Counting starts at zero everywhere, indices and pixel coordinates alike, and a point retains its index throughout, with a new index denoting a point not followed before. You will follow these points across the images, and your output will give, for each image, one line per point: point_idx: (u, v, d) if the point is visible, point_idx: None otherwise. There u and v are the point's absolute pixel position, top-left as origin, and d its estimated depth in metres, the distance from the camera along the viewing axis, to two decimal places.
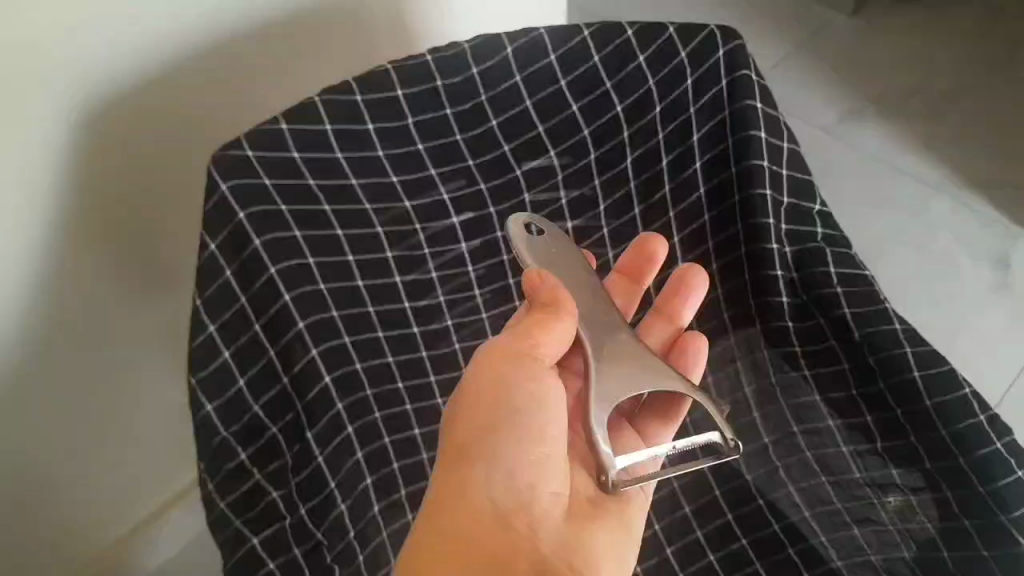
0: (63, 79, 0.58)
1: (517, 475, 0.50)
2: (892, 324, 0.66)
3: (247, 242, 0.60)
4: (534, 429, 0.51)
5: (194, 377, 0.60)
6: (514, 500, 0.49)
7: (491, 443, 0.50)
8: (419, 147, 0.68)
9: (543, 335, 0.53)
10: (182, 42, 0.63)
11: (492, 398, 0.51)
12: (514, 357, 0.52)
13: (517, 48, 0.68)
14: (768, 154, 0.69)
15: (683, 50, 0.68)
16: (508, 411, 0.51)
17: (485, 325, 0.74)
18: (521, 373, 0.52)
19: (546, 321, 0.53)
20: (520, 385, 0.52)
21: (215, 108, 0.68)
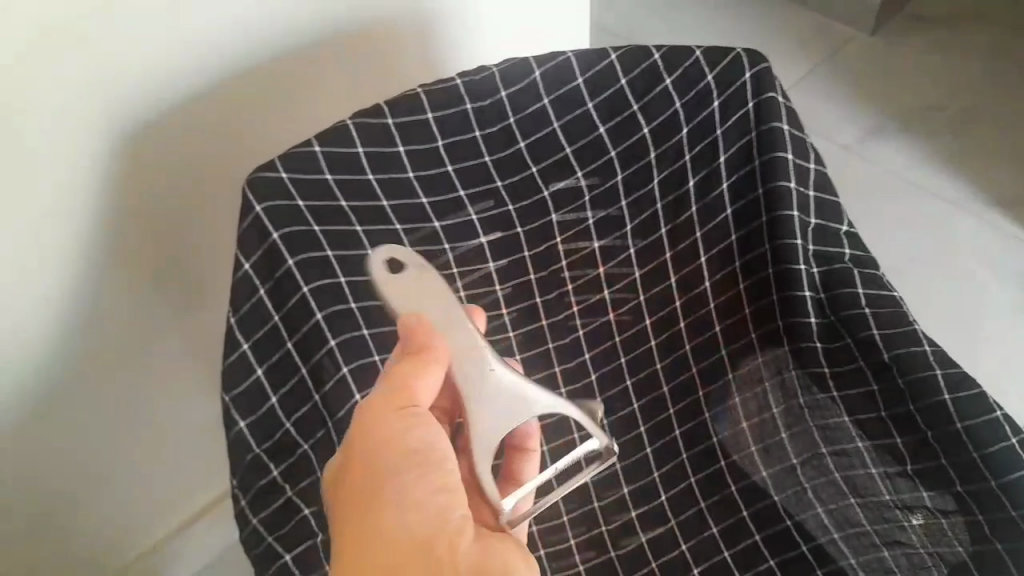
0: (101, 97, 0.61)
1: (419, 510, 0.49)
2: (921, 346, 0.64)
3: (281, 262, 0.61)
4: (427, 463, 0.51)
5: (228, 395, 0.61)
6: (433, 526, 0.48)
7: (383, 490, 0.49)
8: (448, 169, 0.69)
9: (420, 375, 0.52)
10: (216, 65, 0.66)
11: (378, 449, 0.50)
12: (395, 404, 0.51)
13: (545, 72, 0.69)
14: (796, 176, 0.68)
15: (710, 73, 0.68)
16: (401, 455, 0.50)
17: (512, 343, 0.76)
18: (402, 418, 0.51)
19: (400, 366, 0.52)
20: (406, 429, 0.51)
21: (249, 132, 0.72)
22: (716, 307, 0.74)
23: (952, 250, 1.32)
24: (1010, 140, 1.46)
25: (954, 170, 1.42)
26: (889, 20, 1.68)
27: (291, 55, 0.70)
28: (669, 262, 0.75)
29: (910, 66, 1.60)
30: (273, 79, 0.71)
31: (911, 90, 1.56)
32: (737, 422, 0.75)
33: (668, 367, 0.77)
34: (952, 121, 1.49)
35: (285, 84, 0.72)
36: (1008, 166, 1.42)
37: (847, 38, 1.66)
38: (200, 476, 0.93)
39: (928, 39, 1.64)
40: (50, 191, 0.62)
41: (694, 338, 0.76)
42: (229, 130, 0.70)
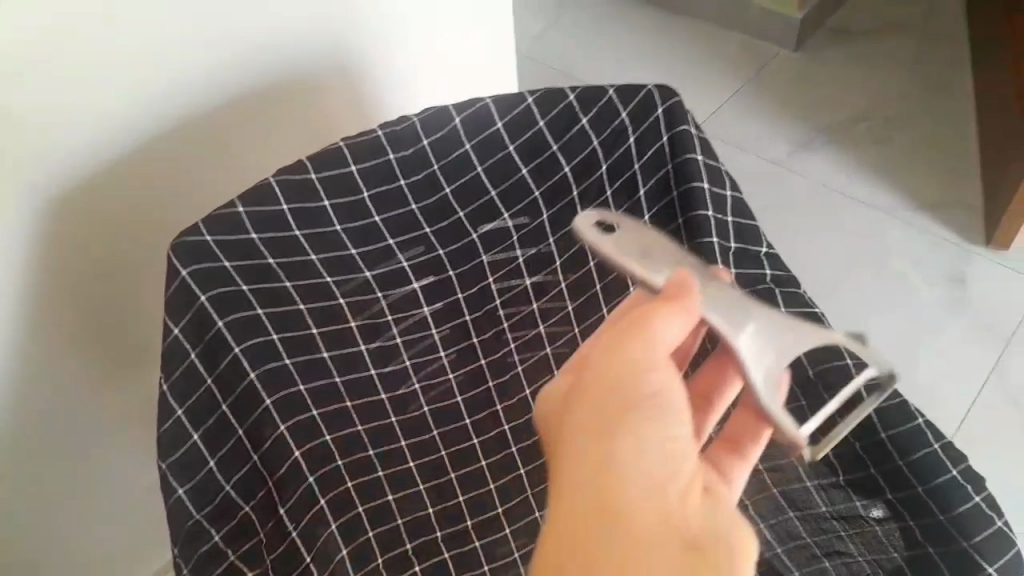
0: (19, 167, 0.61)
1: (630, 463, 0.40)
2: (843, 358, 0.68)
3: (210, 324, 0.61)
4: (659, 404, 0.43)
5: (165, 462, 0.61)
6: (659, 479, 0.40)
7: (599, 444, 0.41)
8: (375, 219, 0.70)
9: (656, 320, 0.46)
10: (134, 125, 0.66)
11: (629, 384, 0.43)
12: (629, 340, 0.45)
13: (464, 119, 0.71)
14: (713, 204, 0.71)
15: (625, 111, 0.71)
16: (634, 397, 0.43)
17: (453, 386, 0.74)
18: (621, 361, 0.44)
19: (658, 306, 0.46)
20: (621, 377, 0.44)
21: (177, 196, 0.73)
22: None
23: (883, 255, 1.36)
24: (929, 146, 1.52)
25: (879, 179, 1.48)
26: (807, 37, 1.74)
27: (213, 112, 0.71)
28: (600, 295, 0.77)
29: (830, 80, 1.66)
30: (197, 140, 0.72)
31: (833, 104, 1.61)
32: None
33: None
34: (873, 131, 1.55)
35: (210, 143, 0.73)
36: (929, 172, 1.48)
37: (769, 57, 1.71)
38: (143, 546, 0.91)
39: (845, 54, 1.70)
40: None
41: None
42: (158, 194, 0.71)
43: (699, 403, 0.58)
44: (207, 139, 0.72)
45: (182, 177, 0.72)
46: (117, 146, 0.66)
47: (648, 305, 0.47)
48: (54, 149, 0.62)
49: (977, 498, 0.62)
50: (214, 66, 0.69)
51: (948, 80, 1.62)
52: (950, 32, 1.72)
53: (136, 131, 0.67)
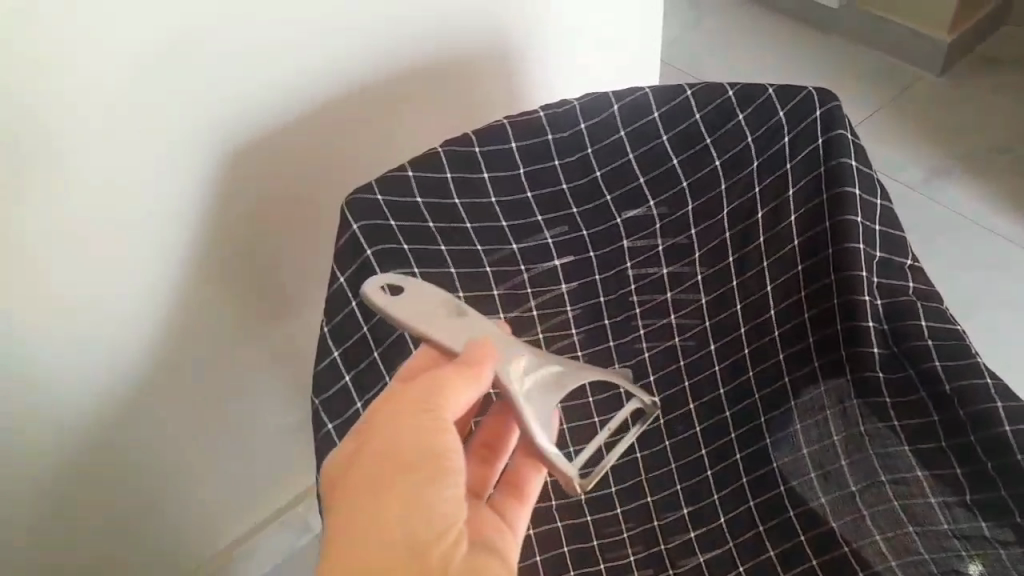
0: (214, 114, 0.67)
1: (433, 510, 0.48)
2: (984, 378, 0.66)
3: (373, 276, 0.66)
4: (440, 466, 0.49)
5: (319, 399, 0.66)
6: (426, 535, 0.47)
7: (401, 484, 0.49)
8: (528, 195, 0.74)
9: (452, 395, 0.52)
10: (315, 84, 0.72)
11: (402, 449, 0.50)
12: (413, 409, 0.51)
13: (622, 107, 0.73)
14: (863, 212, 0.70)
15: (781, 110, 0.72)
16: (413, 457, 0.49)
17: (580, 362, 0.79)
18: (416, 428, 0.50)
19: (454, 378, 0.52)
20: (413, 440, 0.50)
21: (346, 157, 0.79)
22: (781, 335, 0.76)
23: (1019, 292, 1.31)
24: None
25: (1021, 213, 1.42)
26: (957, 61, 1.69)
27: (381, 83, 0.77)
28: (735, 290, 0.78)
29: (977, 108, 1.60)
30: (364, 107, 0.77)
31: (978, 132, 1.56)
32: (798, 448, 0.76)
33: (730, 393, 0.79)
34: (1019, 164, 1.49)
35: (376, 112, 0.78)
36: None
37: (911, 79, 1.67)
38: (271, 484, 0.99)
39: (995, 82, 1.64)
40: (171, 200, 0.69)
41: (758, 364, 0.78)
42: (320, 156, 0.77)
43: (484, 454, 0.64)
44: (373, 107, 0.78)
45: (343, 140, 0.78)
46: (298, 106, 0.72)
47: (463, 368, 0.53)
48: (252, 105, 0.69)
49: None
50: (392, 40, 0.75)
51: None
52: None
53: (316, 95, 0.72)
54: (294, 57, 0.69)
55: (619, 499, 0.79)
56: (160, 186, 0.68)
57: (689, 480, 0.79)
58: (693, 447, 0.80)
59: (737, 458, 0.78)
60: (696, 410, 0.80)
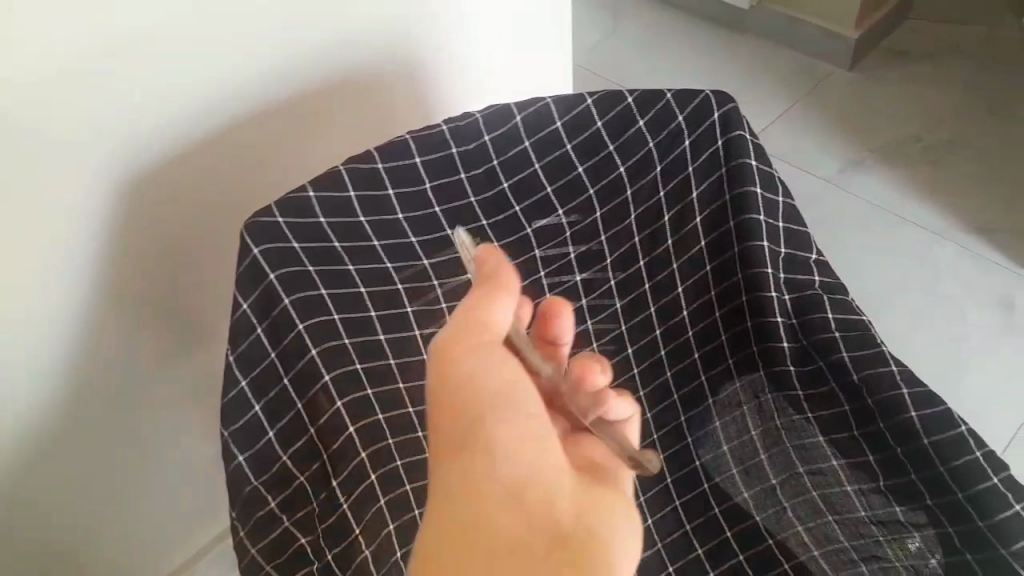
0: (104, 141, 0.64)
1: (516, 455, 0.46)
2: (889, 366, 0.67)
3: (277, 301, 0.65)
4: (516, 398, 0.49)
5: (226, 430, 0.65)
6: (516, 487, 0.45)
7: (482, 435, 0.46)
8: (436, 210, 0.74)
9: (489, 311, 0.50)
10: (216, 107, 0.70)
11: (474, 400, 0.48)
12: (465, 338, 0.49)
13: (524, 118, 0.74)
14: (765, 210, 0.72)
15: (681, 114, 0.74)
16: (486, 395, 0.48)
17: None
18: (476, 362, 0.49)
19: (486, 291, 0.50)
20: (475, 376, 0.48)
21: (254, 180, 0.77)
22: (695, 335, 0.77)
23: (933, 277, 1.35)
24: (983, 170, 1.51)
25: (931, 200, 1.47)
26: (865, 56, 1.74)
27: (284, 104, 0.75)
28: (648, 293, 0.78)
29: (886, 101, 1.65)
30: (264, 132, 0.75)
31: (888, 124, 1.61)
32: (720, 444, 0.77)
33: (650, 395, 0.79)
34: (928, 154, 1.54)
35: (278, 137, 0.76)
36: (982, 196, 1.47)
37: (823, 76, 1.71)
38: (196, 520, 0.96)
39: (901, 75, 1.70)
40: (68, 236, 0.66)
41: (675, 365, 0.79)
42: (219, 186, 0.74)
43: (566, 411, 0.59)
44: (271, 133, 0.76)
45: (243, 168, 0.75)
46: (198, 134, 0.70)
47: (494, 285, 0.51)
48: (148, 137, 0.66)
49: (1019, 506, 0.62)
50: (293, 59, 0.73)
51: (1006, 106, 1.61)
52: (1010, 57, 1.71)
53: (215, 121, 0.70)
54: (193, 82, 0.67)
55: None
56: (53, 224, 0.65)
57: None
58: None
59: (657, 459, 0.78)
60: None
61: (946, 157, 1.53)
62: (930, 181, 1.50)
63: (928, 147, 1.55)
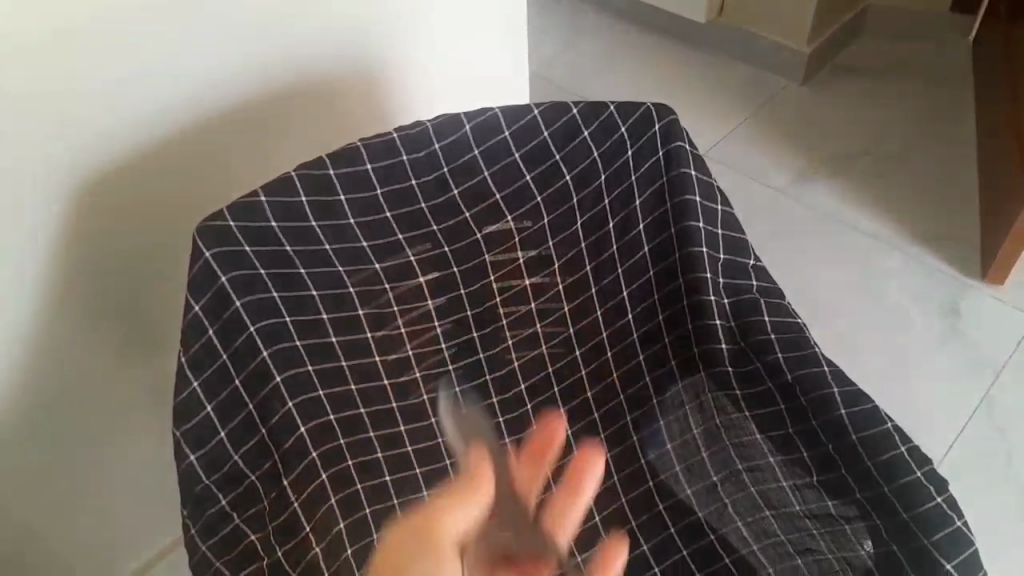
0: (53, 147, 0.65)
1: None
2: (820, 366, 0.71)
3: (229, 303, 0.66)
4: None
5: (178, 429, 0.65)
6: None
7: None
8: (386, 215, 0.74)
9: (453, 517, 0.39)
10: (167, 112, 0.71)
11: None
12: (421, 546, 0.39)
13: (473, 127, 0.75)
14: (703, 217, 0.76)
15: (624, 126, 0.77)
16: None
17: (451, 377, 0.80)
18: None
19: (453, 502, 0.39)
20: None
21: (211, 177, 0.78)
22: (639, 336, 0.82)
23: (877, 286, 1.40)
24: (928, 182, 1.56)
25: (881, 210, 1.52)
26: (818, 70, 1.80)
27: (239, 97, 0.76)
28: (594, 296, 0.82)
29: (838, 116, 1.70)
30: (214, 131, 0.76)
31: (837, 137, 1.66)
32: (664, 444, 0.79)
33: (597, 395, 0.82)
34: (876, 166, 1.60)
35: (237, 135, 0.78)
36: (929, 207, 1.52)
37: (777, 90, 1.77)
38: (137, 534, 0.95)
39: (851, 89, 1.76)
40: (26, 237, 0.67)
41: (621, 366, 0.82)
42: (169, 180, 0.74)
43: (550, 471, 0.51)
44: (224, 132, 0.76)
45: (199, 164, 0.76)
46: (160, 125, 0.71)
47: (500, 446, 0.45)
48: (110, 140, 0.68)
49: (939, 498, 0.65)
50: (254, 63, 0.75)
51: (949, 120, 1.68)
52: (955, 72, 1.78)
53: (175, 129, 0.72)
54: (159, 83, 0.69)
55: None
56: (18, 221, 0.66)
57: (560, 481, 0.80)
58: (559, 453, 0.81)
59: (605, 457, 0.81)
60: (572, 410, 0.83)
61: (892, 167, 1.59)
62: (879, 191, 1.56)
63: (877, 159, 1.61)
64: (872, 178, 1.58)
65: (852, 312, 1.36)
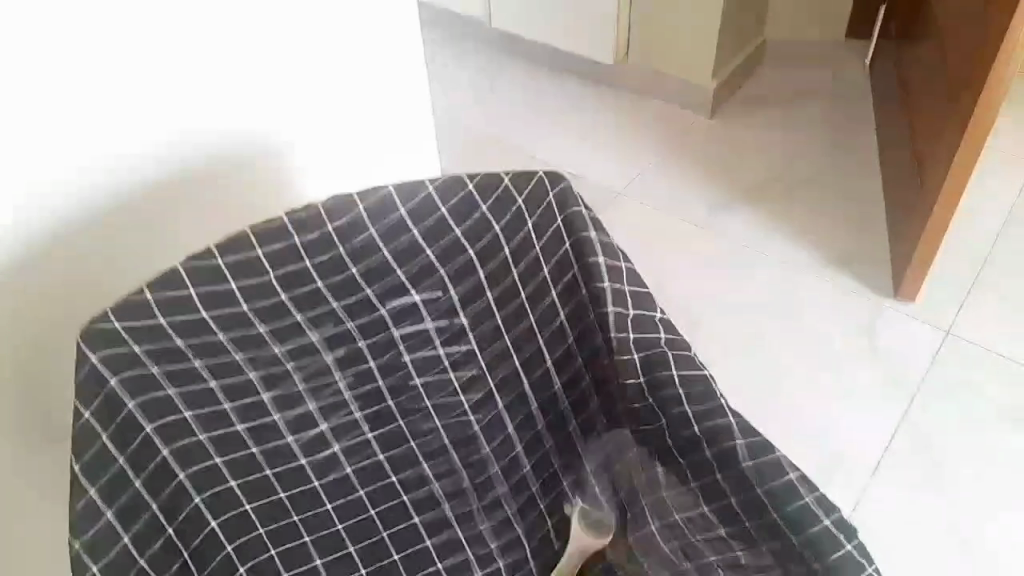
0: None
1: None
2: (727, 419, 0.72)
3: (121, 404, 0.62)
4: None
5: (77, 542, 0.61)
6: None
7: None
8: (282, 297, 0.70)
9: None
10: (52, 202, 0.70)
11: None
12: None
13: (367, 207, 0.72)
14: (609, 276, 0.77)
15: (518, 198, 0.76)
16: None
17: (377, 451, 0.75)
18: None
19: None
20: None
21: (116, 259, 0.77)
22: (569, 401, 0.82)
23: (795, 313, 1.43)
24: (840, 208, 1.61)
25: (796, 239, 1.56)
26: (725, 104, 1.85)
27: (154, 187, 0.78)
28: (518, 363, 0.79)
29: (746, 147, 1.75)
30: (139, 224, 0.78)
31: (749, 169, 1.70)
32: (596, 503, 0.84)
33: (534, 466, 0.82)
34: (788, 195, 1.64)
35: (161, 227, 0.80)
36: (842, 232, 1.56)
37: (688, 126, 1.81)
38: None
39: (760, 121, 1.81)
40: None
41: (554, 433, 0.82)
42: (94, 274, 0.76)
43: None
44: (146, 225, 0.78)
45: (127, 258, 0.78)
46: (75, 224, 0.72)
47: None
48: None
49: (849, 546, 0.67)
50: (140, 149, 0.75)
51: (855, 145, 1.73)
52: (857, 98, 1.84)
53: (66, 216, 0.71)
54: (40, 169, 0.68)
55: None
56: None
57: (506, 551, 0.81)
58: (483, 542, 0.80)
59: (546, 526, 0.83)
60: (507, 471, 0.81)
61: (804, 194, 1.64)
62: (793, 219, 1.59)
63: (789, 187, 1.66)
64: (785, 207, 1.62)
65: (777, 342, 1.38)
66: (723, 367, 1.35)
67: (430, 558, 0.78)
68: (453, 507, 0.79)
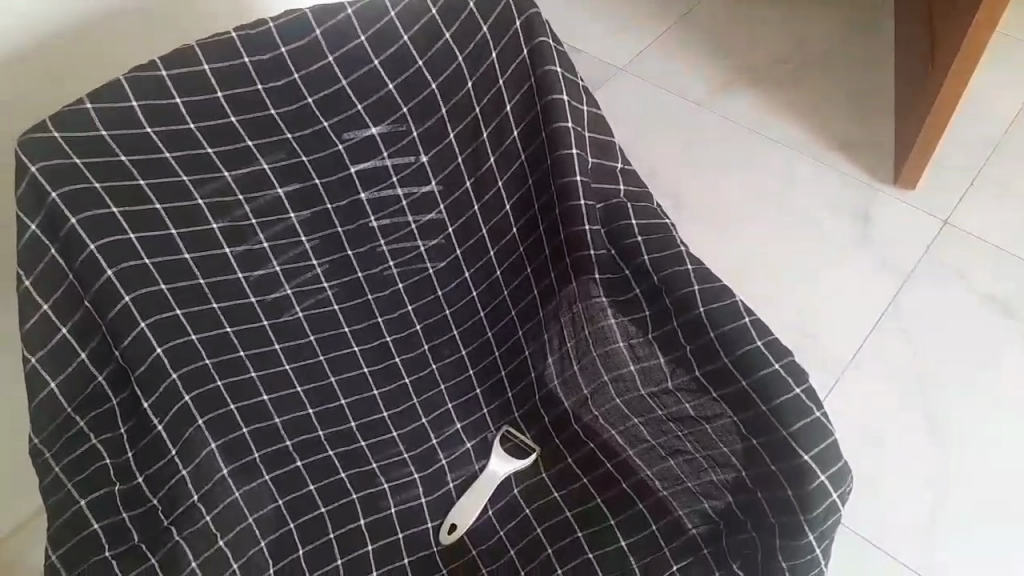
0: None
1: None
2: (684, 266, 0.72)
3: (62, 219, 0.62)
4: None
5: (34, 356, 0.63)
6: None
7: None
8: (232, 119, 0.69)
9: None
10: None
11: None
12: None
13: (324, 32, 0.71)
14: (572, 117, 0.76)
15: (485, 25, 0.74)
16: None
17: (338, 316, 0.78)
18: None
19: None
20: None
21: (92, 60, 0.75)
22: (525, 249, 0.82)
23: (791, 194, 1.40)
24: (845, 92, 1.55)
25: (796, 121, 1.51)
26: None
27: None
28: (478, 214, 0.80)
29: (753, 25, 1.69)
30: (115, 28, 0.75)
31: (755, 47, 1.64)
32: (545, 358, 0.85)
33: (489, 315, 0.84)
34: (793, 76, 1.58)
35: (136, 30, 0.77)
36: (845, 114, 1.51)
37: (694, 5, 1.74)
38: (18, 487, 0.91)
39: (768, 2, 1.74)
40: None
41: (512, 283, 0.83)
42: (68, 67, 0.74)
43: None
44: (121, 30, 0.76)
45: (102, 54, 0.76)
46: (55, 26, 0.70)
47: None
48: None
49: (798, 390, 0.66)
50: None
51: (868, 27, 1.66)
52: None
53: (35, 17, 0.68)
54: None
55: (362, 433, 0.80)
56: None
57: (461, 399, 0.85)
58: (432, 383, 0.84)
59: (500, 375, 0.86)
60: (465, 327, 0.84)
61: (809, 77, 1.58)
62: (795, 101, 1.54)
63: (795, 69, 1.59)
64: (787, 88, 1.56)
65: (766, 222, 1.36)
66: (711, 249, 1.33)
67: (376, 399, 0.81)
68: (400, 351, 0.82)
